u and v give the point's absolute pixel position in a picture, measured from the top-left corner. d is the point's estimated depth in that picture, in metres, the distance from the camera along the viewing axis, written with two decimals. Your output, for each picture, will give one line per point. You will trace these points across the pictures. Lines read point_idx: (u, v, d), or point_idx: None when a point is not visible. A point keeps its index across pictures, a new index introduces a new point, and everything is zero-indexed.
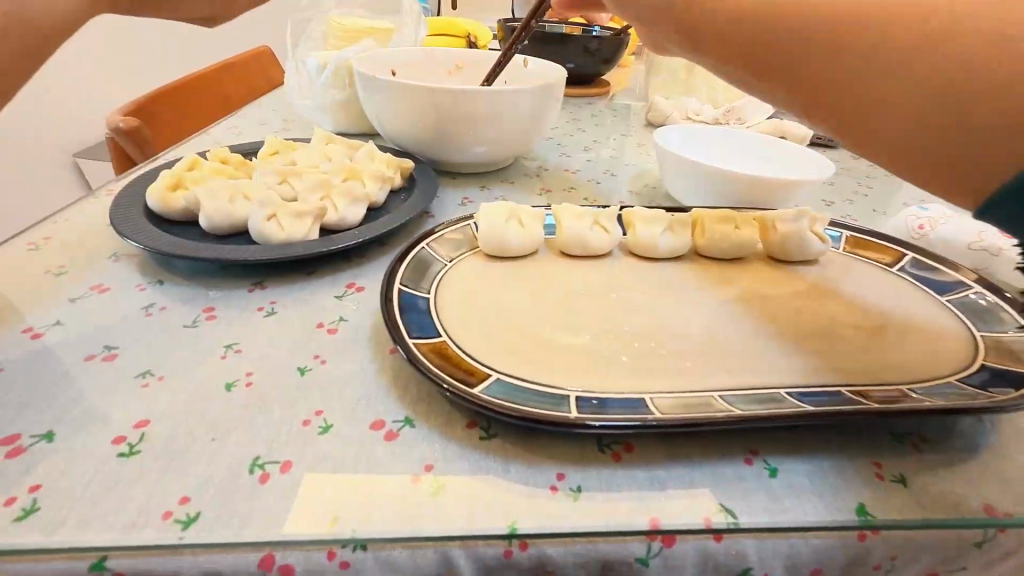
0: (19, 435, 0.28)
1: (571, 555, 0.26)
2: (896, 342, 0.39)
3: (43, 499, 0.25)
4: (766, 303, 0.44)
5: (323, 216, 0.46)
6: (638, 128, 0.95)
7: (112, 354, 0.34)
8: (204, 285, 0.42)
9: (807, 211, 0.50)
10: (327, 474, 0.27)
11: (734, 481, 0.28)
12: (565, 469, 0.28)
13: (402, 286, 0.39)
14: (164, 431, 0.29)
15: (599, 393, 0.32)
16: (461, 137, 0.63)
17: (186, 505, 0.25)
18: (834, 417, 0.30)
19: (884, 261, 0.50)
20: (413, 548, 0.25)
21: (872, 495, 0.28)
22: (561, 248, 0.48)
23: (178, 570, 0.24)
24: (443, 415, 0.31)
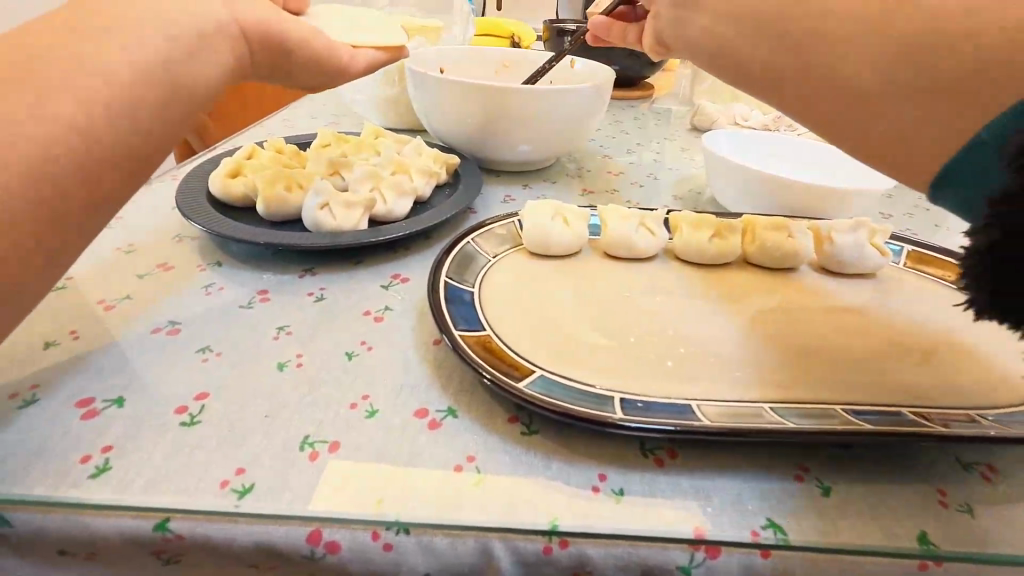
0: (94, 398, 0.30)
1: (611, 557, 0.25)
2: (962, 365, 0.37)
3: (114, 460, 0.26)
4: (819, 316, 0.42)
5: (372, 208, 0.48)
6: (684, 132, 0.93)
7: (175, 328, 0.36)
8: (258, 269, 0.44)
9: (865, 223, 0.48)
10: (373, 457, 0.28)
11: (784, 497, 0.27)
12: (607, 470, 0.28)
13: (448, 278, 0.39)
14: (222, 405, 0.30)
15: (643, 396, 0.32)
16: (506, 136, 0.64)
17: (242, 476, 0.26)
18: (894, 438, 0.28)
19: (948, 279, 0.47)
20: (454, 536, 0.25)
21: (934, 523, 0.26)
22: (606, 249, 0.47)
23: (233, 537, 0.25)
24: (485, 408, 0.32)
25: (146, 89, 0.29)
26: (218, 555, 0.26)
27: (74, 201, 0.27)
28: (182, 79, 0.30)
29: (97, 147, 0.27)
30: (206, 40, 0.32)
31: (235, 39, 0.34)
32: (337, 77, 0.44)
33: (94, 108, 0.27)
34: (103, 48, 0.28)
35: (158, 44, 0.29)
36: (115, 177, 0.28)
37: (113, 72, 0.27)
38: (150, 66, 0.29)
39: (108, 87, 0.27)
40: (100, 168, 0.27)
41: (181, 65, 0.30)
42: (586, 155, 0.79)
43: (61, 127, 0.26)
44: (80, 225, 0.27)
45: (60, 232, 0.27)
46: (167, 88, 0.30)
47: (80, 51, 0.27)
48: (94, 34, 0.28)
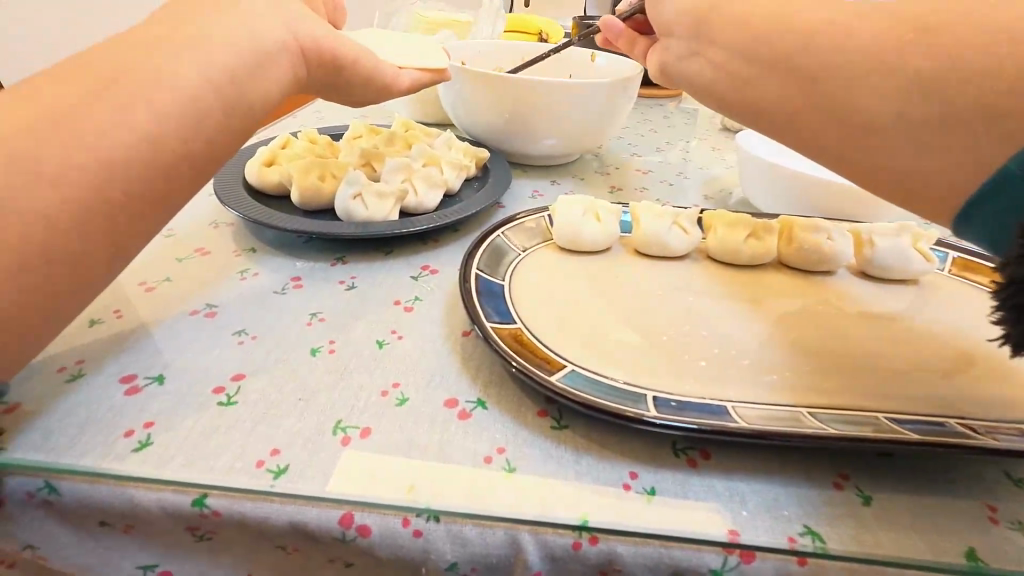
0: (136, 375, 0.31)
1: (641, 557, 0.25)
2: (1013, 378, 0.35)
3: (156, 435, 0.27)
4: (858, 322, 0.41)
5: (403, 199, 0.48)
6: (714, 131, 0.91)
7: (212, 311, 0.37)
8: (291, 256, 0.45)
9: (909, 227, 0.46)
10: (403, 444, 0.28)
11: (822, 505, 0.26)
12: (638, 469, 0.28)
13: (479, 270, 0.39)
14: (257, 386, 0.31)
15: (676, 395, 0.31)
16: (532, 128, 0.63)
17: (277, 457, 0.27)
18: (941, 449, 0.27)
19: (997, 288, 0.45)
20: (483, 527, 0.25)
21: (985, 540, 0.25)
22: (637, 247, 0.47)
23: (268, 516, 0.25)
24: (514, 401, 0.31)
25: (212, 96, 0.30)
26: (251, 533, 0.26)
27: (143, 199, 0.28)
28: (245, 89, 0.32)
29: (166, 149, 0.29)
30: (271, 55, 0.34)
31: (296, 56, 0.36)
32: (382, 95, 0.46)
33: (167, 114, 0.29)
34: (181, 60, 0.30)
35: (227, 58, 0.31)
36: (180, 178, 0.30)
37: (186, 82, 0.30)
38: (217, 75, 0.31)
39: (180, 94, 0.29)
40: (168, 170, 0.29)
41: (247, 77, 0.32)
42: (614, 153, 0.78)
43: (138, 131, 0.28)
44: (148, 224, 0.29)
45: (130, 228, 0.29)
46: (232, 97, 0.31)
47: (158, 62, 0.29)
48: (173, 47, 0.30)
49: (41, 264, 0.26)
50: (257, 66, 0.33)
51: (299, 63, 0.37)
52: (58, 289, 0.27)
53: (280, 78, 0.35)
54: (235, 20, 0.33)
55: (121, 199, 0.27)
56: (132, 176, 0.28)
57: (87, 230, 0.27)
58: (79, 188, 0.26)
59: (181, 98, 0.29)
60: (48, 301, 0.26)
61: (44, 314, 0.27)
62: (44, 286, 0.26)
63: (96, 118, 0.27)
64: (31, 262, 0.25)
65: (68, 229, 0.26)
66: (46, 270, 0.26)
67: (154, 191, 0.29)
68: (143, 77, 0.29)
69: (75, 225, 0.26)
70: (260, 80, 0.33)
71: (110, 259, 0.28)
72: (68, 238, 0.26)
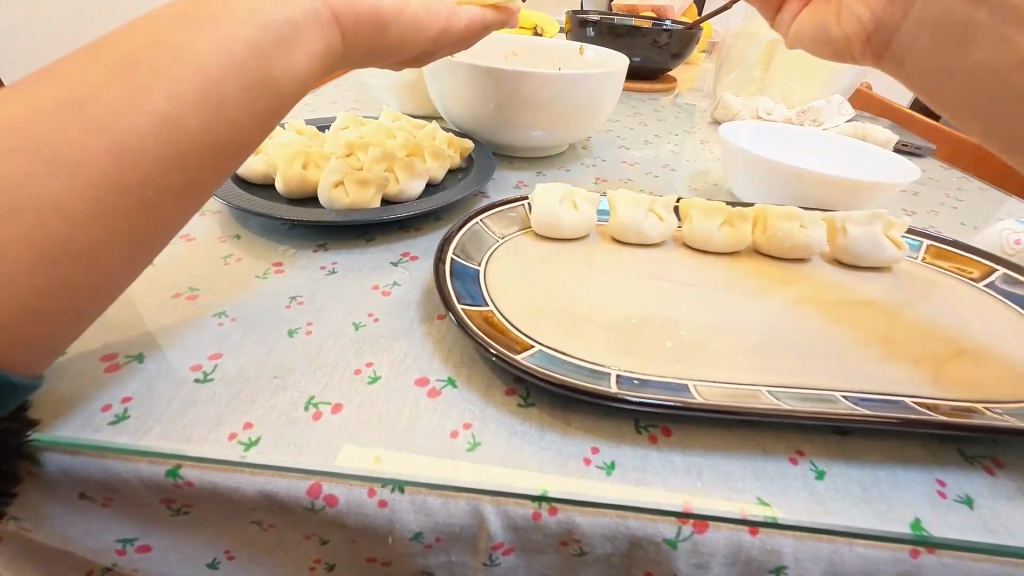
0: (118, 352, 0.32)
1: (599, 526, 0.26)
2: (975, 361, 0.36)
3: (132, 409, 0.28)
4: (832, 307, 0.41)
5: (385, 187, 0.49)
6: (703, 125, 0.92)
7: (194, 294, 0.38)
8: (274, 243, 0.46)
9: (883, 215, 0.47)
10: (374, 417, 0.29)
11: (776, 478, 0.27)
12: (600, 443, 0.28)
13: (454, 255, 0.40)
14: (234, 364, 0.32)
15: (641, 374, 0.32)
16: (520, 120, 0.64)
17: (249, 430, 0.27)
18: (892, 424, 0.28)
19: (967, 274, 0.46)
20: (447, 497, 0.26)
21: (930, 511, 0.26)
22: (614, 235, 0.48)
23: (240, 486, 0.27)
24: (483, 380, 0.32)
25: (231, 81, 0.29)
26: (225, 504, 0.27)
27: (160, 191, 0.28)
28: (269, 73, 0.31)
29: (183, 140, 0.28)
30: (295, 30, 0.33)
31: (326, 27, 0.35)
32: (442, 34, 0.45)
33: (185, 97, 0.28)
34: (201, 42, 0.29)
35: (249, 34, 0.30)
36: (199, 171, 0.29)
37: (207, 68, 0.28)
38: (239, 56, 0.30)
39: (198, 80, 0.28)
40: (185, 163, 0.28)
41: (269, 59, 0.31)
42: (602, 145, 0.78)
43: (155, 115, 0.27)
44: (166, 217, 0.28)
45: (146, 222, 0.28)
46: (255, 81, 0.30)
47: (176, 44, 0.28)
48: (192, 26, 0.29)
49: (55, 258, 0.25)
50: (280, 45, 0.32)
51: (327, 33, 0.35)
52: (72, 285, 0.26)
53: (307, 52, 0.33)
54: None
55: (135, 192, 0.27)
56: (148, 169, 0.27)
57: (100, 224, 0.26)
58: (94, 181, 0.25)
59: (202, 86, 0.28)
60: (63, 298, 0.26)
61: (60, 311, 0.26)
62: (60, 284, 0.25)
63: (109, 105, 0.26)
64: (44, 258, 0.24)
65: (81, 223, 0.25)
66: (58, 264, 0.25)
67: (170, 184, 0.28)
68: (159, 61, 0.27)
69: (87, 219, 0.25)
70: (285, 58, 0.32)
71: (125, 253, 0.27)
72: (79, 233, 0.25)
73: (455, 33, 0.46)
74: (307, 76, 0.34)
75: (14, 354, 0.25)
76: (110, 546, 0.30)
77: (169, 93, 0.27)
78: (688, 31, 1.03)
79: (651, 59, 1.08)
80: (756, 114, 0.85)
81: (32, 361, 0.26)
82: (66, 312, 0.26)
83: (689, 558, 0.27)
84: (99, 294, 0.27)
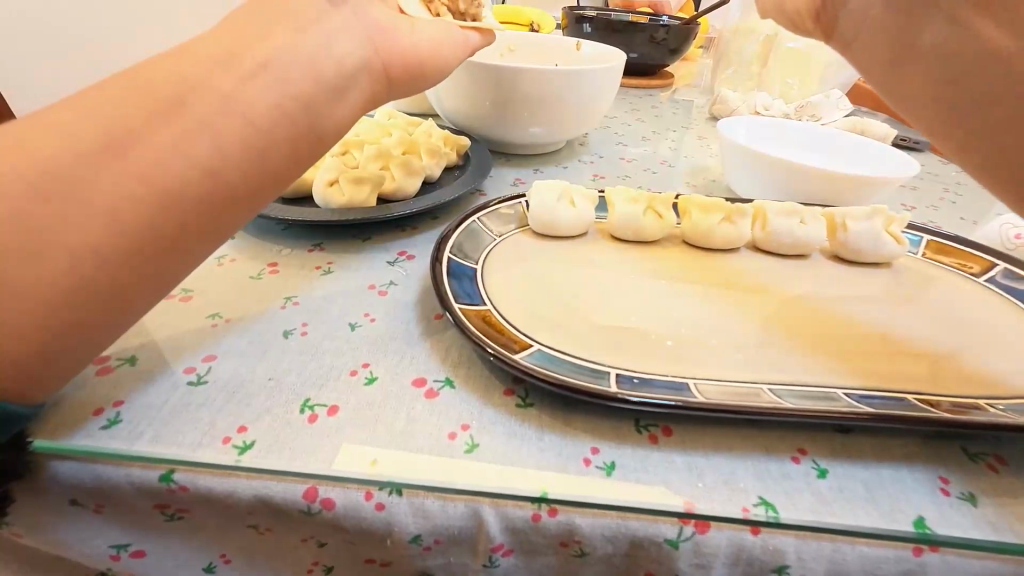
0: (110, 356, 0.31)
1: (599, 527, 0.26)
2: (977, 357, 0.36)
3: (125, 414, 0.28)
4: (835, 303, 0.41)
5: (381, 185, 0.48)
6: (701, 121, 0.92)
7: (188, 296, 0.37)
8: (269, 243, 0.45)
9: (883, 210, 0.47)
10: (370, 419, 0.29)
11: (778, 477, 0.27)
12: (600, 444, 0.28)
13: (452, 253, 0.40)
14: (228, 367, 0.31)
15: (641, 373, 0.32)
16: (517, 118, 0.64)
17: (243, 433, 0.27)
18: (894, 421, 0.28)
19: (968, 268, 0.46)
20: (445, 499, 0.26)
21: (934, 510, 0.26)
22: (612, 232, 0.47)
23: (234, 491, 0.26)
24: (481, 381, 0.32)
25: (277, 131, 0.29)
26: (220, 509, 0.27)
27: (192, 231, 0.27)
28: (314, 122, 0.31)
29: (219, 182, 0.27)
30: (349, 80, 0.32)
31: (378, 78, 0.35)
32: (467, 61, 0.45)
33: (231, 143, 0.28)
34: (249, 87, 0.28)
35: (302, 86, 0.30)
36: (232, 210, 0.29)
37: (252, 112, 0.28)
38: (285, 105, 0.29)
39: (242, 127, 0.28)
40: (219, 204, 0.28)
41: (317, 109, 0.31)
42: (600, 142, 0.78)
43: (187, 152, 0.26)
44: (196, 254, 0.29)
45: (175, 259, 0.28)
46: (300, 129, 0.30)
47: (226, 88, 0.28)
48: (241, 69, 0.28)
49: (84, 295, 0.25)
50: (331, 96, 0.31)
51: (377, 83, 0.35)
52: (95, 317, 0.26)
53: (357, 101, 0.33)
54: (309, 39, 0.31)
55: (168, 231, 0.27)
56: (183, 211, 0.27)
57: (131, 263, 0.26)
58: (126, 222, 0.25)
59: (245, 131, 0.28)
60: (90, 330, 0.26)
61: (89, 342, 0.26)
62: (89, 321, 0.26)
63: (152, 148, 0.26)
64: (73, 295, 0.25)
65: (113, 262, 0.25)
66: (87, 301, 0.25)
67: (203, 222, 0.28)
68: (203, 105, 0.27)
69: (119, 257, 0.26)
70: (333, 107, 0.31)
71: (155, 290, 0.28)
72: (108, 269, 0.25)
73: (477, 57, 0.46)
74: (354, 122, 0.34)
75: (37, 375, 0.25)
76: (103, 552, 0.30)
77: (212, 138, 0.27)
78: (685, 26, 1.03)
79: (650, 55, 1.07)
80: (755, 110, 0.85)
81: (51, 383, 0.26)
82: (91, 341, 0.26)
83: (690, 558, 0.26)
84: (117, 319, 0.27)
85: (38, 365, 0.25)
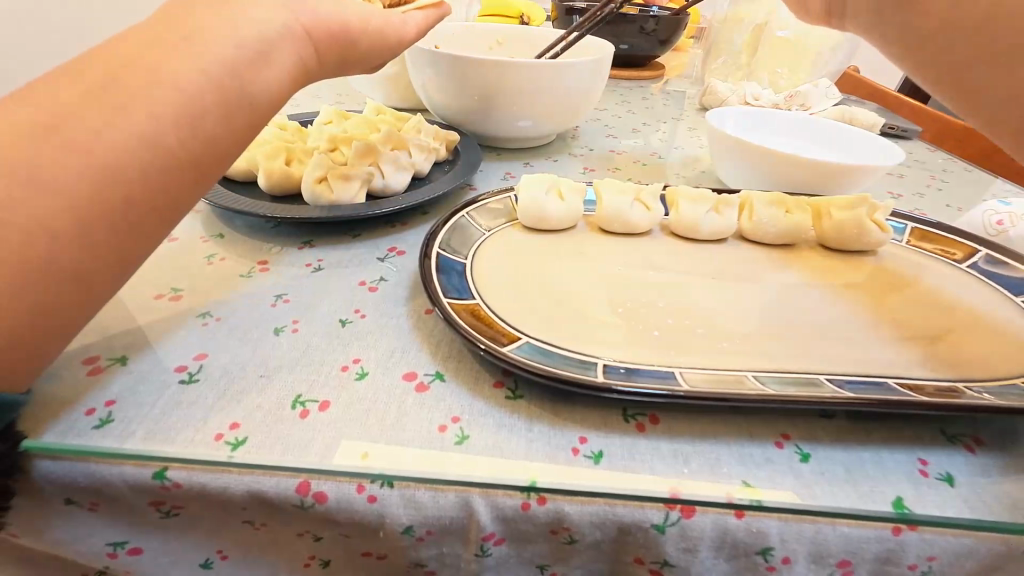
0: (100, 356, 0.31)
1: (588, 515, 0.26)
2: (958, 342, 0.36)
3: (116, 413, 0.28)
4: (820, 290, 0.42)
5: (369, 181, 0.48)
6: (692, 112, 0.92)
7: (178, 295, 0.37)
8: (260, 240, 0.45)
9: (867, 198, 0.48)
10: (360, 414, 0.29)
11: (762, 462, 0.28)
12: (588, 433, 0.29)
13: (440, 249, 0.40)
14: (219, 364, 0.31)
15: (629, 363, 0.32)
16: (506, 111, 0.63)
17: (236, 430, 0.27)
18: (875, 405, 0.29)
19: (951, 255, 0.46)
20: (435, 490, 0.26)
21: (914, 491, 0.26)
22: (600, 224, 0.48)
23: (227, 486, 0.27)
24: (471, 373, 0.32)
25: (210, 98, 0.29)
26: (215, 504, 0.27)
27: (143, 208, 0.28)
28: (245, 89, 0.31)
29: (164, 156, 0.28)
30: (272, 47, 0.33)
31: (302, 44, 0.35)
32: (401, 44, 0.45)
33: (163, 119, 0.28)
34: (176, 57, 0.29)
35: (226, 53, 0.30)
36: (179, 185, 0.29)
37: (181, 83, 0.29)
38: (214, 74, 0.30)
39: (179, 101, 0.28)
40: (166, 178, 0.29)
41: (245, 74, 0.31)
42: (591, 135, 0.78)
43: (133, 135, 0.27)
44: (150, 234, 0.29)
45: (133, 239, 0.28)
46: (233, 95, 0.30)
47: (155, 62, 0.29)
48: (172, 45, 0.29)
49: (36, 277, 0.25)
50: (258, 65, 0.32)
51: (305, 50, 0.35)
52: (61, 305, 0.26)
53: (285, 68, 0.34)
54: (236, 17, 0.32)
55: (123, 210, 0.27)
56: (131, 188, 0.27)
57: (89, 246, 0.26)
58: (79, 202, 0.26)
59: (179, 101, 0.28)
60: (47, 316, 0.26)
61: (53, 326, 0.26)
62: (47, 305, 0.26)
63: (94, 124, 0.26)
64: (39, 280, 0.25)
65: (70, 247, 0.26)
66: (54, 283, 0.26)
67: (153, 203, 0.28)
68: (138, 80, 0.28)
69: (78, 241, 0.26)
70: (262, 74, 0.32)
71: (111, 272, 0.28)
72: (66, 255, 0.26)
73: (410, 39, 0.47)
74: (286, 90, 0.34)
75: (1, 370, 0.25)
76: (100, 550, 0.30)
77: (150, 111, 0.28)
78: (674, 17, 1.02)
79: (639, 46, 1.06)
80: (744, 100, 0.85)
81: (22, 374, 0.26)
82: (59, 325, 0.27)
83: (678, 543, 0.27)
84: (82, 306, 0.27)
85: (12, 354, 0.25)
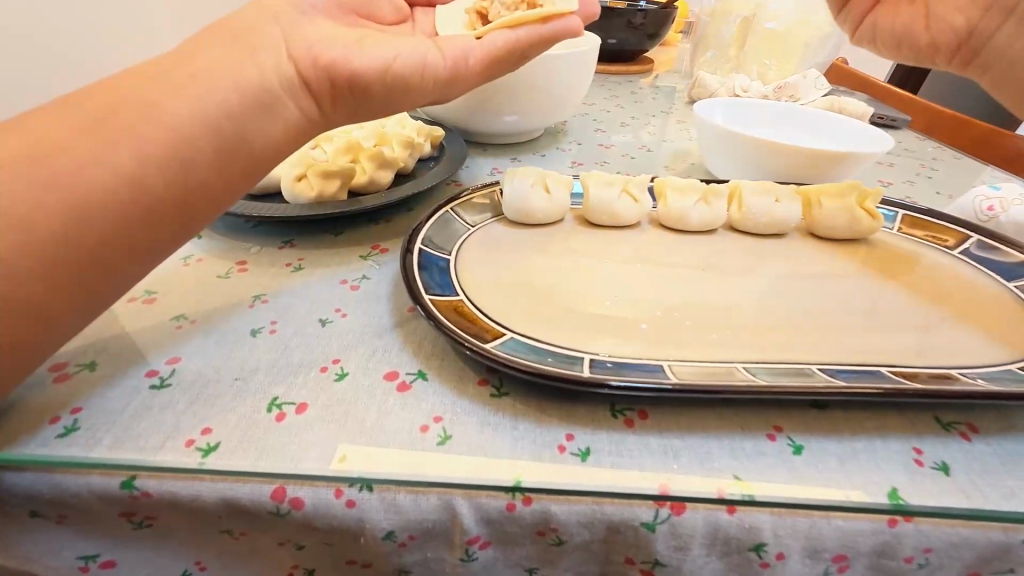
0: (67, 362, 0.30)
1: (575, 514, 0.26)
2: (951, 329, 0.36)
3: (83, 420, 0.27)
4: (810, 279, 0.41)
5: (351, 178, 0.47)
6: (680, 105, 0.91)
7: (151, 298, 0.36)
8: (238, 240, 0.44)
9: (858, 184, 0.47)
10: (340, 418, 0.28)
11: (753, 455, 0.27)
12: (574, 430, 0.28)
13: (423, 244, 0.39)
14: (194, 367, 0.30)
15: (617, 357, 0.31)
16: (491, 106, 0.63)
17: (208, 435, 0.26)
18: (865, 394, 0.28)
19: (942, 241, 0.46)
20: (417, 492, 0.26)
21: (908, 480, 0.26)
22: (588, 217, 0.47)
23: (198, 494, 0.25)
24: (455, 373, 0.31)
25: (203, 137, 0.29)
26: (186, 513, 0.26)
27: (120, 240, 0.27)
28: (242, 131, 0.30)
29: (143, 191, 0.27)
30: (281, 86, 0.32)
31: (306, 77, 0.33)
32: (450, 78, 0.39)
33: (151, 157, 0.27)
34: (176, 96, 0.29)
35: (229, 91, 0.30)
36: (165, 224, 0.29)
37: (176, 124, 0.28)
38: (213, 112, 0.29)
39: (169, 137, 0.28)
40: (144, 212, 0.27)
41: (246, 114, 0.30)
42: (580, 129, 0.77)
43: (116, 168, 0.27)
44: (131, 272, 0.28)
45: (112, 275, 0.27)
46: (228, 137, 0.30)
47: (156, 98, 0.28)
48: (176, 84, 0.29)
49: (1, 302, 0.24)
50: (264, 106, 0.31)
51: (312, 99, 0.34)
52: (32, 333, 0.25)
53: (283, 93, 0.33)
54: (241, 53, 0.32)
55: (93, 241, 0.26)
56: (109, 218, 0.26)
57: (50, 280, 0.25)
58: (46, 232, 0.25)
59: (169, 142, 0.28)
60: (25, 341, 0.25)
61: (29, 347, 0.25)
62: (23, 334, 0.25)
63: (78, 155, 0.26)
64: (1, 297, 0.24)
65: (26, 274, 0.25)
66: (5, 327, 0.24)
67: (135, 239, 0.28)
68: (133, 118, 0.28)
69: (39, 273, 0.25)
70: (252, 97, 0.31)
71: (87, 309, 0.27)
72: (33, 290, 0.25)
73: (470, 69, 0.39)
74: (290, 146, 0.34)
75: None
76: (71, 564, 0.29)
77: (138, 146, 0.27)
78: (663, 11, 1.01)
79: (627, 40, 1.06)
80: (733, 92, 0.84)
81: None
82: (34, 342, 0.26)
83: (667, 541, 0.26)
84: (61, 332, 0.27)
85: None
